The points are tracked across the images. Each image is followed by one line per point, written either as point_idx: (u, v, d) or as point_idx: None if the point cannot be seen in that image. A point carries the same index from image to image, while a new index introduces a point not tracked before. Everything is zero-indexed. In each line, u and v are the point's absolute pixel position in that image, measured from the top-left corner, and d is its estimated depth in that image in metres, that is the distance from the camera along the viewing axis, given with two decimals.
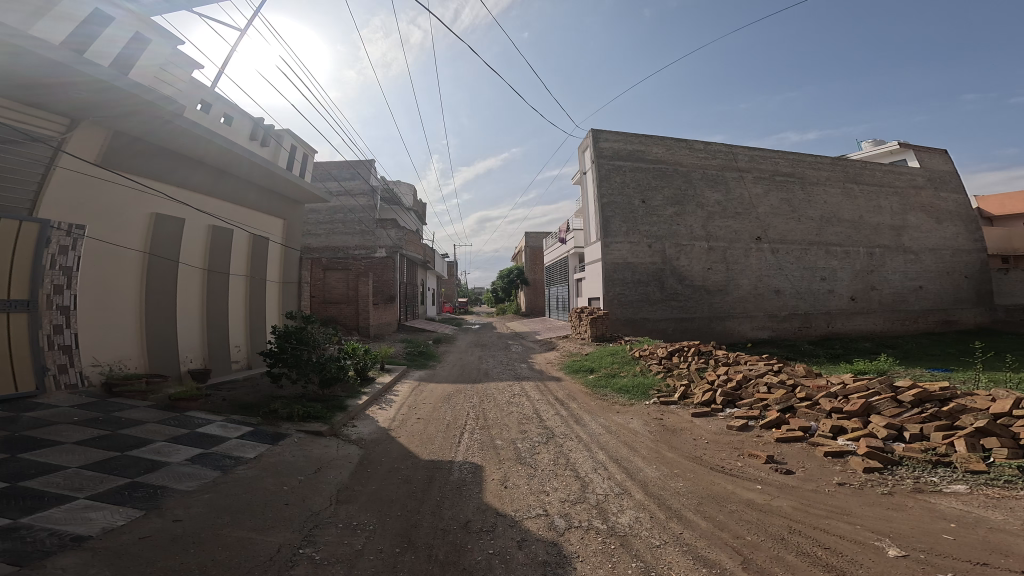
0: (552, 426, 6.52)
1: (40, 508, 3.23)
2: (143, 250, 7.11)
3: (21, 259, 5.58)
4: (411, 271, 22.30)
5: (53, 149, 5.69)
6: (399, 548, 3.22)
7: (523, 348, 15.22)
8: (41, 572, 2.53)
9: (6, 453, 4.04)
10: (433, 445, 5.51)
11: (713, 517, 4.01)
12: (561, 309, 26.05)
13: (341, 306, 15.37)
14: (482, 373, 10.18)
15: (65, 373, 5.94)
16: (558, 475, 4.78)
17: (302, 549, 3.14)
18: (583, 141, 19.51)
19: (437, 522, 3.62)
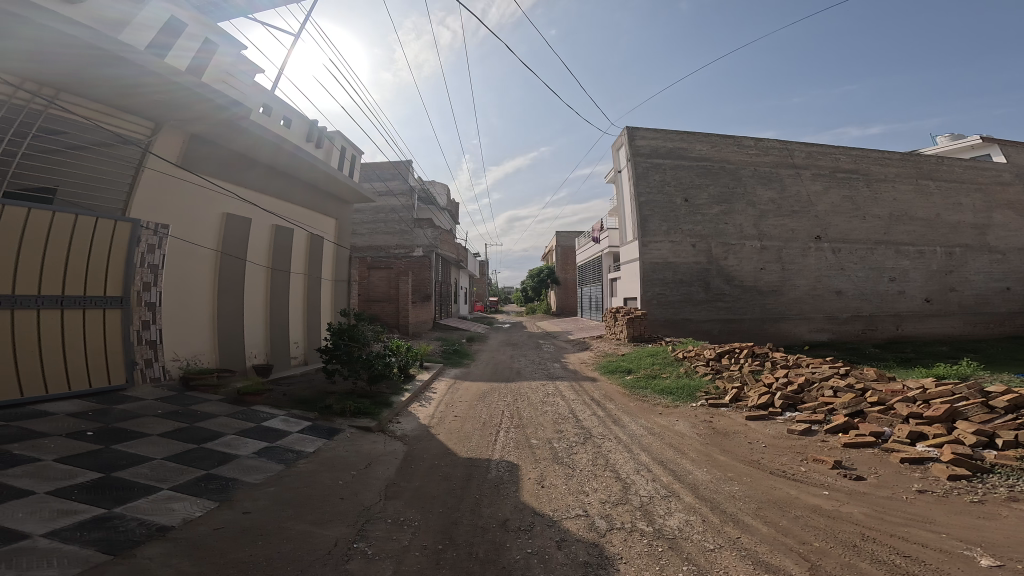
0: (589, 427, 6.34)
1: (130, 498, 3.47)
2: (216, 248, 7.56)
3: (118, 259, 6.08)
4: (445, 270, 22.66)
5: (141, 151, 6.21)
6: (441, 545, 3.12)
7: (555, 348, 14.97)
8: (131, 562, 2.69)
9: (101, 443, 4.37)
10: (471, 443, 5.37)
11: (776, 522, 3.71)
12: (593, 309, 25.58)
13: (382, 305, 15.75)
14: (517, 372, 10.08)
15: (152, 367, 6.44)
16: (597, 476, 4.62)
17: (357, 544, 3.15)
18: (618, 138, 19.21)
19: (476, 519, 3.48)
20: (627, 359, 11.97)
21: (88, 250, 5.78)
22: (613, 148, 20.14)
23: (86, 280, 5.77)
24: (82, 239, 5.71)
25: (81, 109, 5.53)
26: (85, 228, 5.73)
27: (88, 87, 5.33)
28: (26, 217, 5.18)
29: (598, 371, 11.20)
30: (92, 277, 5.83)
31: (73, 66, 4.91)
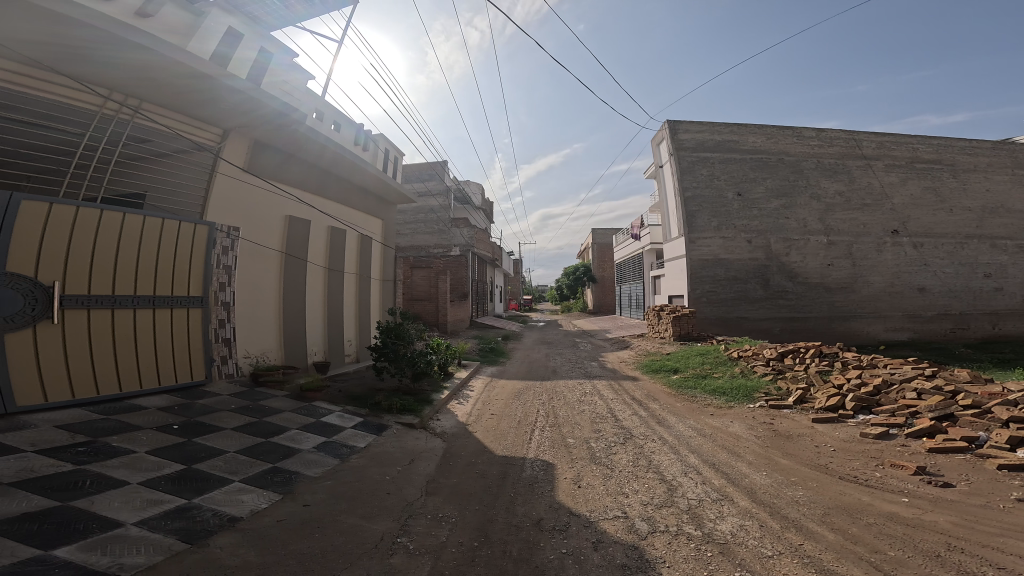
0: (629, 427, 6.14)
1: (206, 489, 3.70)
2: (280, 249, 7.71)
3: (198, 259, 6.26)
4: (481, 269, 22.88)
5: (213, 157, 6.43)
6: (477, 542, 3.06)
7: (594, 347, 14.69)
8: (206, 550, 2.89)
9: (183, 437, 4.64)
10: (506, 441, 5.22)
11: (844, 529, 3.42)
12: (634, 308, 24.92)
13: (423, 305, 15.95)
14: (553, 371, 9.93)
15: (228, 364, 6.66)
16: (639, 478, 4.44)
17: (400, 538, 3.16)
18: (658, 133, 18.67)
19: (511, 517, 3.40)
20: (672, 359, 11.49)
21: (175, 251, 5.97)
22: (654, 144, 19.61)
23: (172, 280, 5.96)
24: (171, 242, 5.92)
25: (160, 116, 5.75)
26: (171, 231, 5.91)
27: (168, 96, 5.51)
28: (123, 222, 5.39)
29: (640, 370, 10.84)
30: (177, 276, 6.01)
31: (152, 79, 5.10)
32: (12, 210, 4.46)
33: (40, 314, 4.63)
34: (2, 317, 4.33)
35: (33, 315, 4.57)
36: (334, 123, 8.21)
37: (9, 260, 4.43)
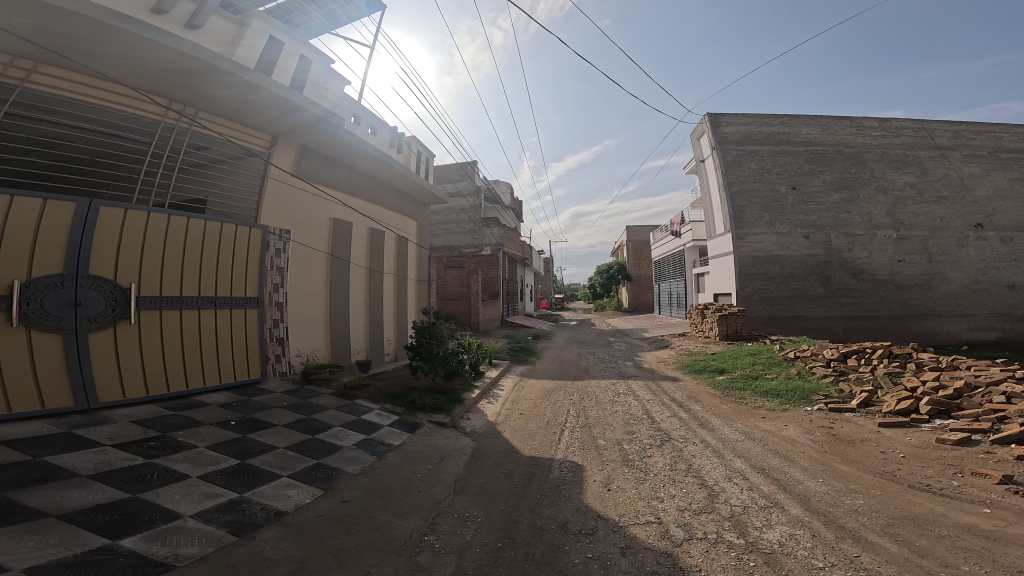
0: (668, 430, 5.82)
1: (257, 484, 3.80)
2: (328, 251, 7.61)
3: (254, 262, 6.30)
4: (512, 267, 22.82)
5: (263, 161, 6.44)
6: (500, 543, 2.99)
7: (630, 346, 14.26)
8: (253, 544, 2.99)
9: (239, 432, 4.72)
10: (535, 441, 5.07)
11: (910, 541, 3.07)
12: (676, 306, 24.04)
13: (456, 304, 16.18)
14: (584, 371, 9.64)
15: (281, 362, 6.65)
16: (676, 482, 4.18)
17: (427, 536, 3.12)
18: (699, 126, 18.02)
19: (535, 519, 3.30)
20: (718, 359, 10.95)
21: (233, 253, 6.02)
22: (694, 139, 18.95)
23: (231, 281, 6.02)
24: (229, 244, 5.97)
25: (214, 126, 5.76)
26: (229, 233, 5.96)
27: (222, 104, 5.51)
28: (187, 228, 5.48)
29: (681, 370, 10.40)
30: (236, 278, 6.06)
31: (204, 88, 5.10)
32: (90, 217, 4.58)
33: (119, 315, 4.79)
34: (87, 317, 4.52)
35: (110, 315, 4.70)
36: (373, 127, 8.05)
37: (90, 263, 4.57)
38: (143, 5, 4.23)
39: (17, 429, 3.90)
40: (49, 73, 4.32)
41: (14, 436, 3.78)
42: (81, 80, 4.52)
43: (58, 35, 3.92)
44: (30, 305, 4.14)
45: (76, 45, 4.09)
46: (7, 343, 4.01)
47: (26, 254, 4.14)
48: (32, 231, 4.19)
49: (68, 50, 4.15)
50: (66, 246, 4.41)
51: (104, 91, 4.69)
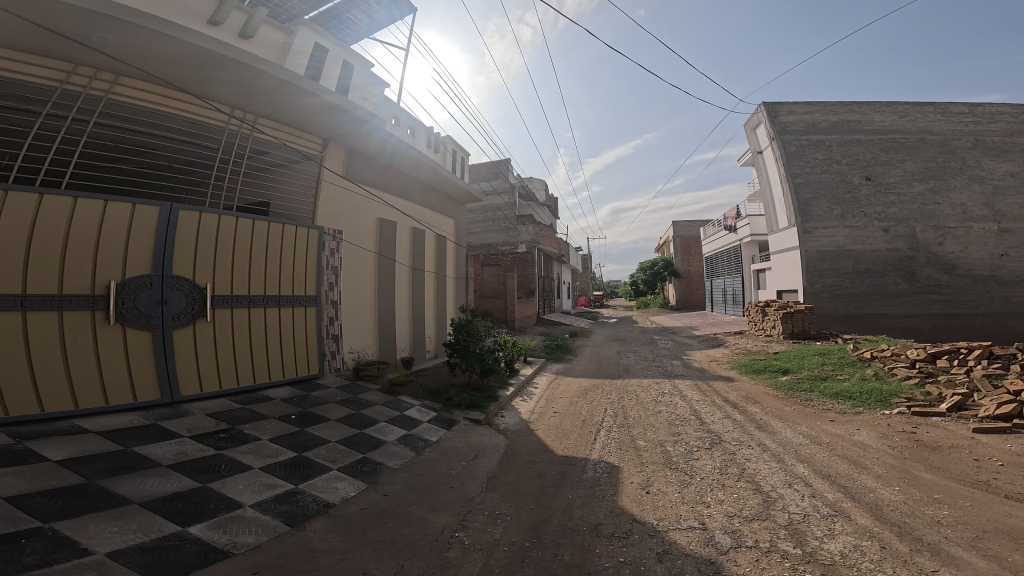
0: (718, 431, 5.36)
1: (311, 475, 3.82)
2: (375, 251, 7.32)
3: (312, 260, 6.16)
4: (548, 265, 22.45)
5: (318, 165, 6.34)
6: (528, 543, 2.90)
7: (676, 344, 13.54)
8: (301, 535, 3.04)
9: (297, 426, 4.67)
10: (570, 440, 4.87)
11: (1005, 557, 2.64)
12: (733, 304, 22.64)
13: (492, 302, 16.10)
14: (625, 369, 9.14)
15: (336, 359, 6.43)
16: (726, 486, 3.81)
17: (459, 532, 3.06)
18: (754, 116, 16.97)
19: (566, 520, 3.17)
20: (782, 359, 10.14)
21: (297, 255, 5.95)
22: (748, 130, 17.76)
23: (294, 280, 5.92)
24: (292, 247, 5.91)
25: (274, 130, 5.87)
26: (295, 235, 5.92)
27: (279, 108, 5.46)
28: (252, 229, 5.43)
29: (738, 370, 9.72)
30: (297, 277, 5.93)
31: (259, 94, 5.06)
32: (172, 220, 4.68)
33: (198, 313, 4.85)
34: (172, 315, 4.62)
35: (190, 315, 4.76)
36: (412, 130, 7.75)
37: (175, 264, 4.67)
38: (200, 17, 4.27)
39: (108, 421, 4.01)
40: (128, 86, 4.48)
41: (105, 427, 3.91)
42: (152, 89, 4.63)
43: (122, 46, 3.97)
44: (125, 304, 4.29)
45: (142, 57, 4.19)
46: (104, 339, 4.16)
47: (116, 257, 4.27)
48: (122, 235, 4.32)
49: (136, 61, 4.24)
50: (152, 249, 4.52)
51: (173, 99, 4.80)
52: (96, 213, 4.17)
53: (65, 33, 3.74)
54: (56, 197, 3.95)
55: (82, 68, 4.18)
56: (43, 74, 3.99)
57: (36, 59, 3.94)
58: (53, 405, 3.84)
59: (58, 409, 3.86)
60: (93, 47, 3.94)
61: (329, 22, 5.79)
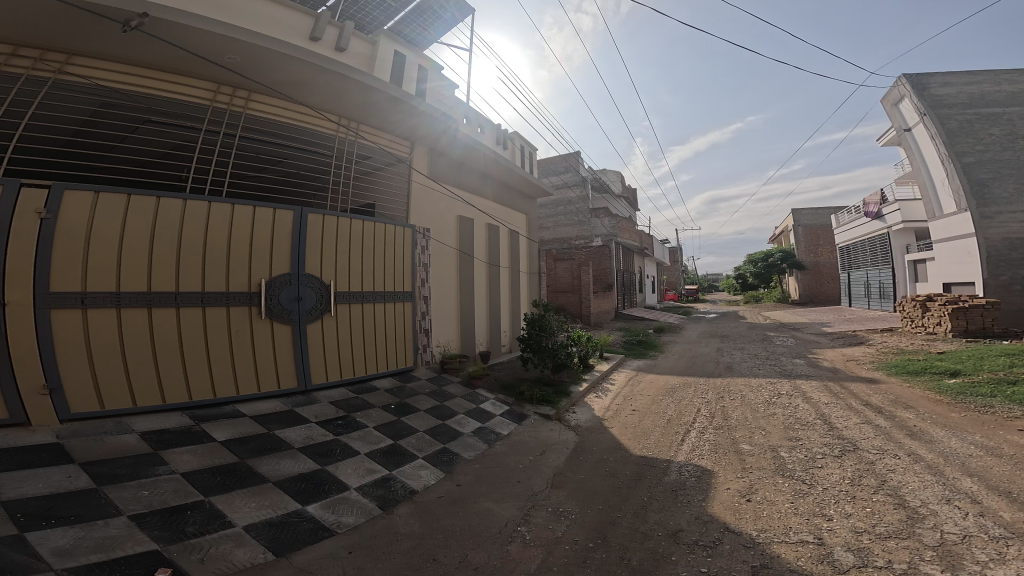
0: (853, 437, 4.34)
1: (402, 462, 3.78)
2: (456, 248, 6.94)
3: (407, 260, 5.87)
4: (630, 259, 20.77)
5: (408, 166, 6.02)
6: (591, 544, 2.68)
7: (796, 343, 11.48)
8: (385, 520, 3.08)
9: (393, 414, 4.54)
10: (650, 440, 4.40)
11: None
12: (879, 301, 18.88)
13: (566, 296, 15.11)
14: (726, 368, 7.92)
15: (427, 352, 6.13)
16: (856, 499, 3.04)
17: (521, 527, 2.94)
18: (896, 91, 14.17)
19: (638, 524, 2.85)
20: (947, 360, 8.17)
21: (391, 256, 5.65)
22: (887, 107, 14.86)
23: (395, 275, 5.70)
24: (391, 244, 5.66)
25: (376, 138, 5.59)
26: (391, 236, 5.65)
27: (386, 119, 5.38)
28: (364, 229, 5.31)
29: (883, 371, 7.99)
30: (396, 275, 5.72)
31: (358, 103, 4.90)
32: (307, 222, 4.76)
33: (326, 308, 4.86)
34: (306, 310, 4.67)
35: (322, 308, 4.80)
36: (482, 128, 7.26)
37: (307, 262, 4.71)
38: (301, 34, 4.26)
39: (260, 406, 4.19)
40: (260, 101, 4.50)
41: (258, 411, 4.08)
42: (282, 103, 4.64)
43: (252, 65, 4.03)
44: (272, 299, 4.42)
45: (262, 75, 4.16)
46: (259, 332, 4.33)
47: (264, 256, 4.40)
48: (268, 236, 4.45)
49: (265, 80, 4.28)
50: (290, 245, 4.60)
51: (302, 114, 4.81)
52: (247, 217, 4.32)
53: (202, 55, 3.78)
54: (218, 205, 4.14)
55: (222, 88, 4.24)
56: (192, 94, 4.09)
57: (187, 80, 4.06)
58: (221, 391, 4.05)
59: (224, 395, 4.06)
60: (229, 66, 4.00)
61: (400, 28, 6.32)
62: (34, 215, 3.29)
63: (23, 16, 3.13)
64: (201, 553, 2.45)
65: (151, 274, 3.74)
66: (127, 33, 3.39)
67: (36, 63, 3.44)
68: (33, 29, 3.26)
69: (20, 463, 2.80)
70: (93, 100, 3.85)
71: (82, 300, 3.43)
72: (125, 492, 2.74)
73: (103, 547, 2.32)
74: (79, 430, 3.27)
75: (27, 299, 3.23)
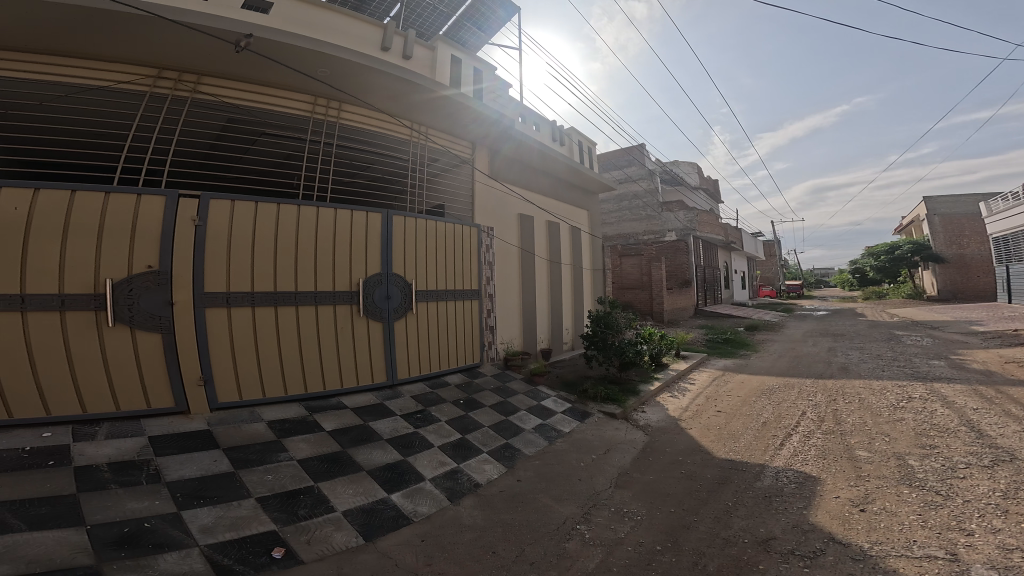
0: (1009, 446, 3.45)
1: (468, 455, 3.76)
2: (519, 245, 6.73)
3: (471, 261, 5.75)
4: (711, 253, 19.04)
5: (471, 167, 5.90)
6: (660, 547, 2.44)
7: (932, 343, 9.55)
8: (450, 511, 3.08)
9: (460, 409, 4.52)
10: (738, 444, 3.92)
11: None
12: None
13: (634, 293, 14.05)
14: (837, 369, 6.79)
15: (491, 349, 6.02)
16: (1010, 513, 2.39)
17: (580, 526, 2.77)
18: None
19: (719, 529, 2.53)
20: None
21: (457, 254, 5.56)
22: None
23: (462, 273, 5.62)
24: (455, 243, 5.52)
25: (443, 140, 5.59)
26: (458, 236, 5.57)
27: (451, 120, 5.36)
28: (439, 230, 5.28)
29: None
30: (463, 273, 5.63)
31: (427, 107, 4.92)
32: (395, 224, 4.78)
33: (408, 306, 4.88)
34: (393, 308, 4.71)
35: (407, 307, 4.84)
36: (537, 124, 6.98)
37: (395, 263, 4.74)
38: (374, 45, 4.35)
39: (358, 399, 4.31)
40: (351, 111, 4.59)
41: (357, 404, 4.21)
42: (369, 112, 4.73)
43: (339, 77, 4.14)
44: (368, 298, 4.49)
45: (353, 84, 4.26)
46: (358, 331, 4.44)
47: (361, 257, 4.47)
48: (363, 236, 4.50)
49: (354, 89, 4.36)
50: (381, 247, 4.63)
51: (386, 123, 4.89)
52: (347, 220, 4.38)
53: (300, 69, 3.92)
54: (325, 209, 4.26)
55: (317, 99, 4.37)
56: (295, 107, 4.23)
57: (291, 94, 4.21)
58: (329, 384, 4.22)
59: (331, 387, 4.23)
60: (320, 79, 4.12)
61: (457, 34, 6.74)
62: (190, 223, 3.58)
63: (169, 45, 3.39)
64: (305, 536, 2.63)
65: (276, 275, 3.95)
66: (239, 52, 3.54)
67: (174, 83, 3.67)
68: (169, 52, 3.48)
69: (180, 447, 3.13)
70: (222, 116, 4.09)
71: (226, 300, 3.70)
72: (254, 476, 3.00)
73: (235, 525, 2.59)
74: (223, 418, 3.56)
75: (189, 299, 3.54)
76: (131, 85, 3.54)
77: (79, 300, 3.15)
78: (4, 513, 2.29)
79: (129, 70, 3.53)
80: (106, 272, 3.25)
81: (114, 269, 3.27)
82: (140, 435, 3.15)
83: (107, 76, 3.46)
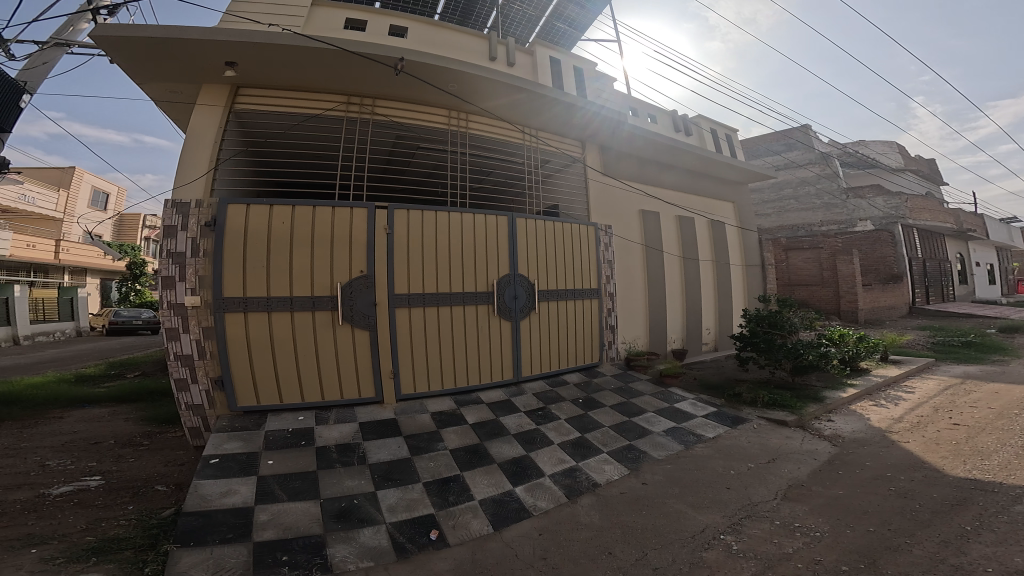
0: None
1: (589, 454, 3.52)
2: (643, 242, 6.44)
3: (588, 257, 5.71)
4: (934, 246, 14.77)
5: (583, 166, 6.05)
6: (851, 567, 1.87)
7: None
8: (568, 507, 2.91)
9: (581, 408, 4.33)
10: (987, 461, 2.75)
11: None
12: None
13: (811, 290, 11.72)
14: None
15: (611, 348, 5.77)
16: None
17: (724, 536, 2.32)
18: None
19: (950, 556, 1.82)
20: None
21: (575, 253, 5.58)
22: None
23: (580, 270, 5.58)
24: (573, 242, 5.57)
25: (557, 143, 5.95)
26: (575, 234, 5.58)
27: (564, 124, 5.66)
28: (561, 230, 5.44)
29: None
30: (580, 270, 5.58)
31: (541, 112, 5.32)
32: (519, 225, 5.08)
33: (531, 306, 5.05)
34: (522, 308, 4.95)
35: (531, 306, 5.03)
36: (649, 114, 6.83)
37: (521, 265, 5.02)
38: (484, 57, 5.20)
39: (492, 395, 4.55)
40: (480, 120, 5.28)
41: (491, 399, 4.43)
42: (491, 118, 5.35)
43: (467, 90, 4.74)
44: (502, 299, 4.83)
45: (483, 94, 4.85)
46: (492, 329, 4.76)
47: (496, 260, 4.86)
48: (493, 234, 4.89)
49: (482, 99, 4.96)
50: (508, 246, 4.95)
51: (504, 131, 5.46)
52: (482, 223, 4.84)
53: (443, 87, 4.63)
54: (467, 215, 4.77)
55: (451, 111, 5.11)
56: (435, 120, 5.00)
57: (433, 109, 5.00)
58: (472, 378, 4.59)
59: (473, 381, 4.59)
60: (452, 93, 4.79)
61: (553, 40, 7.45)
62: (383, 232, 4.34)
63: (358, 78, 4.42)
64: (451, 519, 2.80)
65: (436, 276, 4.51)
66: (399, 75, 4.38)
67: (358, 107, 4.69)
68: (356, 82, 4.48)
69: (379, 432, 3.72)
70: (387, 133, 5.07)
71: (408, 300, 4.35)
72: (425, 464, 3.34)
73: (410, 506, 2.90)
74: (405, 408, 4.13)
75: (386, 300, 4.26)
76: (332, 111, 4.63)
77: (322, 301, 4.05)
78: (274, 484, 2.98)
79: (328, 99, 4.62)
80: (337, 278, 4.11)
81: (341, 276, 4.13)
82: (355, 421, 3.84)
83: (317, 105, 4.59)
